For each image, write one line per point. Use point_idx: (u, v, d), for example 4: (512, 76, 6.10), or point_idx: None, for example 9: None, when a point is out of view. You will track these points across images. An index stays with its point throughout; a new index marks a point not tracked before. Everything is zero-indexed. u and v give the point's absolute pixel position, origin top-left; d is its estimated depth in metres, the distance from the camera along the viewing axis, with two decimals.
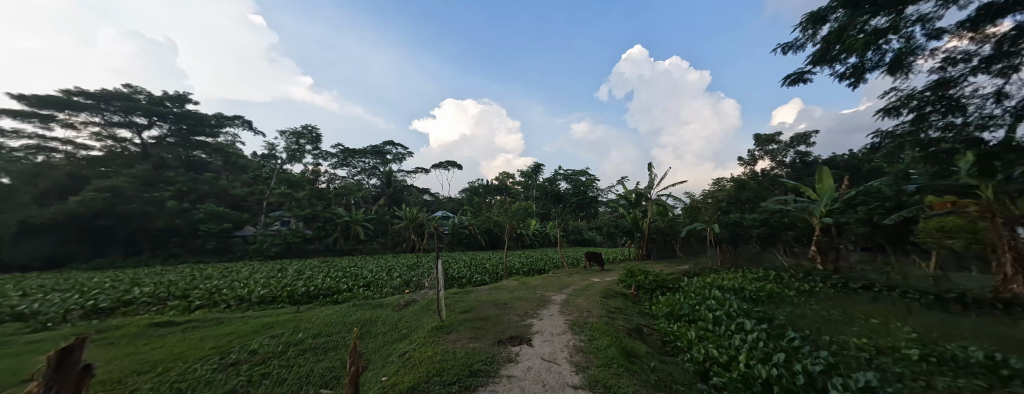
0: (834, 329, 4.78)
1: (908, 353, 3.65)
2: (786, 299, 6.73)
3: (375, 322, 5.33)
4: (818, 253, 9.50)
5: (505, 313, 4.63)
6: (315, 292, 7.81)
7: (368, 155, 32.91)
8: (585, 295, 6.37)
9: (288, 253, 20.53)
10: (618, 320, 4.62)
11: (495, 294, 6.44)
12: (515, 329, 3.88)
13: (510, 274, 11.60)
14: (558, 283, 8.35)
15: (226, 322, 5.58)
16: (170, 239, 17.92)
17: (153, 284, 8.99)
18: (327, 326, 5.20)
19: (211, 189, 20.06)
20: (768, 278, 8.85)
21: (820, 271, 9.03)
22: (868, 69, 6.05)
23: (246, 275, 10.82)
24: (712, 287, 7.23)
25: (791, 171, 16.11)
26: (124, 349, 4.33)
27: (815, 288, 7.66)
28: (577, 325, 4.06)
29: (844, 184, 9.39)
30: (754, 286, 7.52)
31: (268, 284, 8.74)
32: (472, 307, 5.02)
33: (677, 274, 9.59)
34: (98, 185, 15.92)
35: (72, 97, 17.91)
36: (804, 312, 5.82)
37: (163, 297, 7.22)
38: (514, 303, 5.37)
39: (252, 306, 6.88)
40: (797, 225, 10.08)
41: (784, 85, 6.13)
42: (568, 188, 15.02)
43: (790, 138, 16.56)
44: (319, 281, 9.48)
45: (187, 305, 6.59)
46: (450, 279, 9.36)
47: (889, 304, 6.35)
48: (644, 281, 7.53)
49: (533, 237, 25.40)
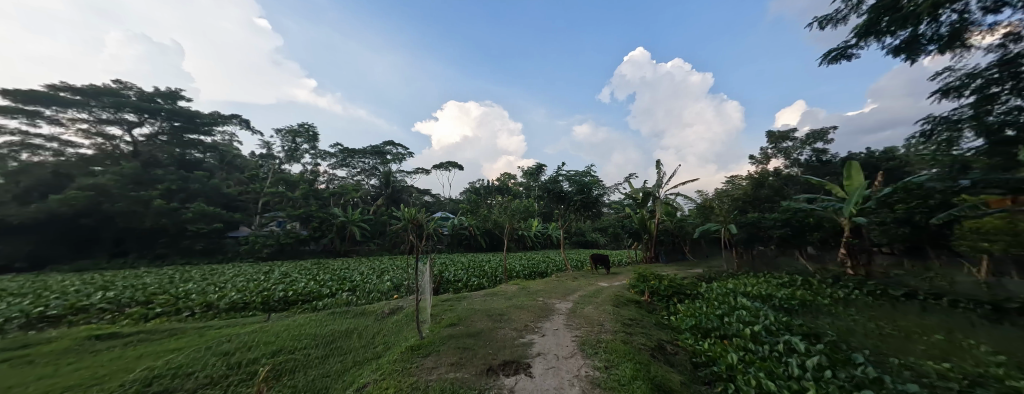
0: (897, 348, 3.98)
1: (1017, 386, 2.83)
2: (823, 308, 5.94)
3: (350, 335, 4.62)
4: (847, 256, 8.64)
5: (499, 327, 3.87)
6: (293, 298, 7.09)
7: (368, 155, 32.33)
8: (594, 303, 5.59)
9: (281, 254, 19.71)
10: (637, 336, 3.81)
11: (492, 301, 5.65)
12: (507, 349, 3.11)
13: (510, 278, 10.90)
14: (561, 288, 7.60)
15: (180, 334, 4.85)
16: (158, 239, 17.27)
17: (124, 288, 8.30)
18: (295, 339, 4.49)
19: (203, 188, 19.47)
20: (794, 283, 8.04)
21: (851, 277, 8.19)
22: (921, 44, 5.31)
23: (227, 278, 10.11)
24: (736, 294, 6.41)
25: (807, 170, 15.32)
26: (39, 370, 3.58)
27: (852, 296, 6.82)
28: (587, 344, 3.27)
29: (878, 181, 8.58)
30: (783, 293, 6.70)
31: (243, 288, 7.97)
32: (462, 318, 4.24)
33: (692, 279, 8.78)
34: (82, 184, 15.25)
35: (59, 93, 17.23)
36: (848, 325, 5.03)
37: (124, 303, 6.51)
38: (511, 313, 4.58)
39: (219, 315, 6.14)
40: (824, 225, 9.26)
41: (823, 63, 5.37)
42: (571, 187, 14.24)
43: (805, 135, 15.78)
44: (302, 284, 8.70)
45: (145, 313, 5.85)
46: (444, 282, 8.61)
47: (943, 316, 5.53)
48: (659, 287, 6.72)
49: (535, 238, 24.78)
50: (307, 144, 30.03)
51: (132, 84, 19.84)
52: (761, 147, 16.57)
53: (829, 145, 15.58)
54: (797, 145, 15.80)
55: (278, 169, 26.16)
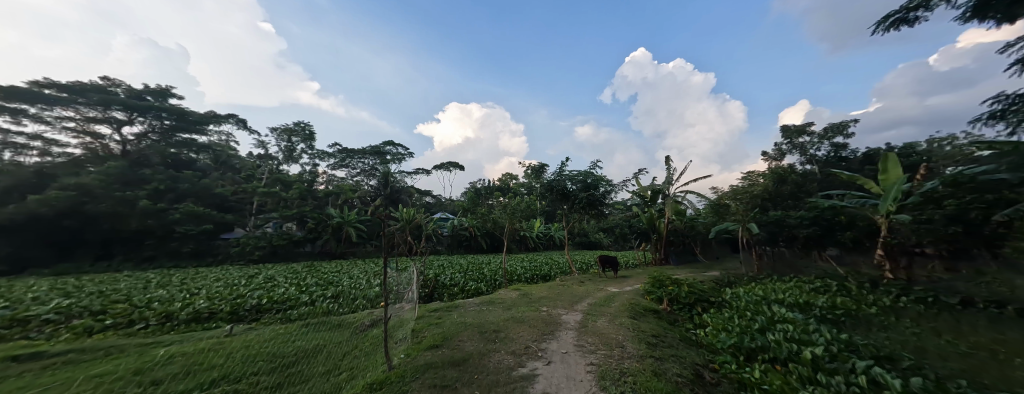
0: (1001, 378, 3.13)
1: None
2: (873, 320, 5.13)
3: (317, 354, 3.86)
4: (886, 258, 7.83)
5: (493, 350, 3.07)
6: (266, 306, 6.35)
7: (367, 155, 31.55)
8: (607, 314, 4.79)
9: (275, 256, 19.06)
10: (668, 362, 3.02)
11: (487, 313, 4.84)
12: (500, 388, 2.30)
13: (510, 281, 10.13)
14: (568, 294, 6.79)
15: (118, 354, 4.08)
16: (144, 241, 16.56)
17: (87, 295, 7.58)
18: (251, 360, 3.73)
19: (193, 188, 18.77)
20: (829, 288, 7.19)
21: (892, 282, 7.35)
22: (996, 8, 4.54)
23: (206, 283, 9.39)
24: (770, 303, 5.58)
25: (826, 165, 14.42)
26: None
27: (900, 305, 5.98)
28: (609, 380, 2.47)
29: (920, 173, 7.73)
30: (823, 301, 5.85)
31: (216, 294, 7.23)
32: (449, 335, 3.49)
33: (710, 283, 7.94)
34: (64, 184, 14.60)
35: (43, 90, 16.53)
36: (912, 341, 4.20)
37: (74, 313, 5.78)
38: (509, 330, 3.77)
39: (177, 327, 5.37)
40: (856, 223, 8.41)
41: (879, 25, 5.18)
42: (577, 184, 13.36)
43: (824, 128, 14.89)
44: (282, 290, 7.94)
45: (89, 325, 5.06)
46: (439, 287, 7.86)
47: (1021, 329, 4.67)
48: (679, 293, 5.90)
49: (537, 239, 24.08)
50: (304, 143, 29.38)
51: (119, 81, 19.14)
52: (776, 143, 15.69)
53: (850, 139, 14.69)
54: (815, 139, 14.93)
55: (275, 169, 25.59)
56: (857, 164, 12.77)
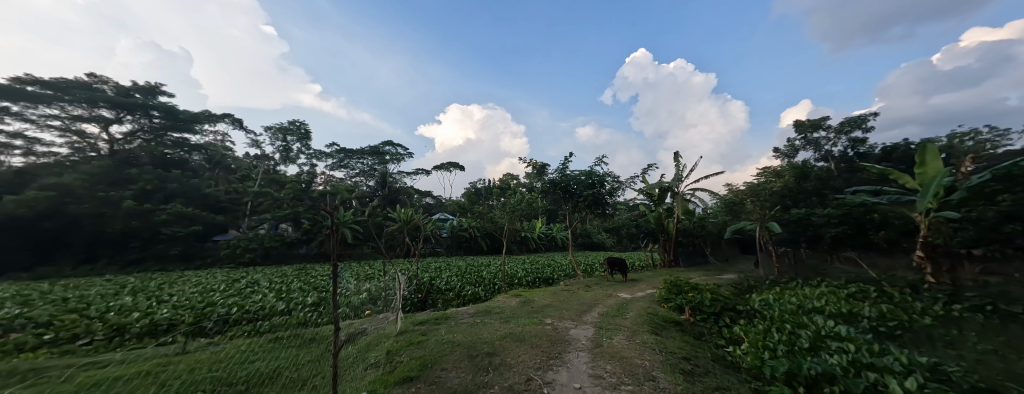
0: None
1: None
2: (931, 332, 4.41)
3: (271, 382, 3.15)
4: (926, 258, 6.95)
5: (484, 386, 2.36)
6: (233, 317, 5.64)
7: (366, 155, 30.87)
8: (622, 328, 4.05)
9: (266, 259, 18.55)
10: None
11: (482, 326, 4.13)
12: None
13: (511, 286, 9.42)
14: (574, 301, 6.07)
15: (34, 380, 3.36)
16: (129, 244, 15.88)
17: (46, 303, 6.90)
18: (187, 388, 3.01)
19: (182, 188, 18.20)
20: (866, 294, 6.46)
21: (936, 287, 6.59)
22: None
23: (182, 289, 8.64)
24: (809, 313, 4.88)
25: (844, 161, 13.65)
26: None
27: (955, 314, 5.25)
28: None
29: (965, 165, 6.78)
30: (868, 309, 5.13)
31: (184, 303, 6.54)
32: (432, 361, 2.79)
33: (731, 288, 7.23)
34: (44, 184, 14.01)
35: (25, 86, 15.90)
36: (995, 363, 3.48)
37: (16, 326, 5.10)
38: (507, 352, 3.05)
39: (128, 343, 4.71)
40: (890, 221, 7.69)
41: None
42: (579, 180, 12.57)
43: (840, 123, 14.14)
44: (258, 297, 7.19)
45: (21, 342, 4.33)
46: (433, 292, 7.18)
47: None
48: (700, 300, 5.17)
49: (539, 240, 23.44)
50: (300, 143, 28.79)
51: (106, 78, 18.59)
52: (789, 139, 14.96)
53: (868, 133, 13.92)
54: (830, 135, 14.18)
55: (270, 169, 25.00)
56: (877, 161, 12.06)
